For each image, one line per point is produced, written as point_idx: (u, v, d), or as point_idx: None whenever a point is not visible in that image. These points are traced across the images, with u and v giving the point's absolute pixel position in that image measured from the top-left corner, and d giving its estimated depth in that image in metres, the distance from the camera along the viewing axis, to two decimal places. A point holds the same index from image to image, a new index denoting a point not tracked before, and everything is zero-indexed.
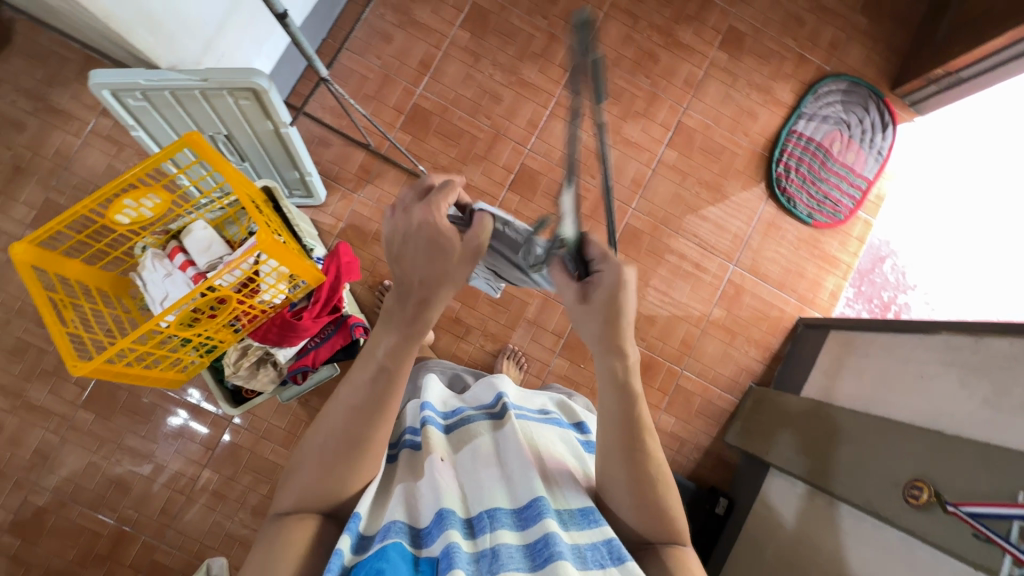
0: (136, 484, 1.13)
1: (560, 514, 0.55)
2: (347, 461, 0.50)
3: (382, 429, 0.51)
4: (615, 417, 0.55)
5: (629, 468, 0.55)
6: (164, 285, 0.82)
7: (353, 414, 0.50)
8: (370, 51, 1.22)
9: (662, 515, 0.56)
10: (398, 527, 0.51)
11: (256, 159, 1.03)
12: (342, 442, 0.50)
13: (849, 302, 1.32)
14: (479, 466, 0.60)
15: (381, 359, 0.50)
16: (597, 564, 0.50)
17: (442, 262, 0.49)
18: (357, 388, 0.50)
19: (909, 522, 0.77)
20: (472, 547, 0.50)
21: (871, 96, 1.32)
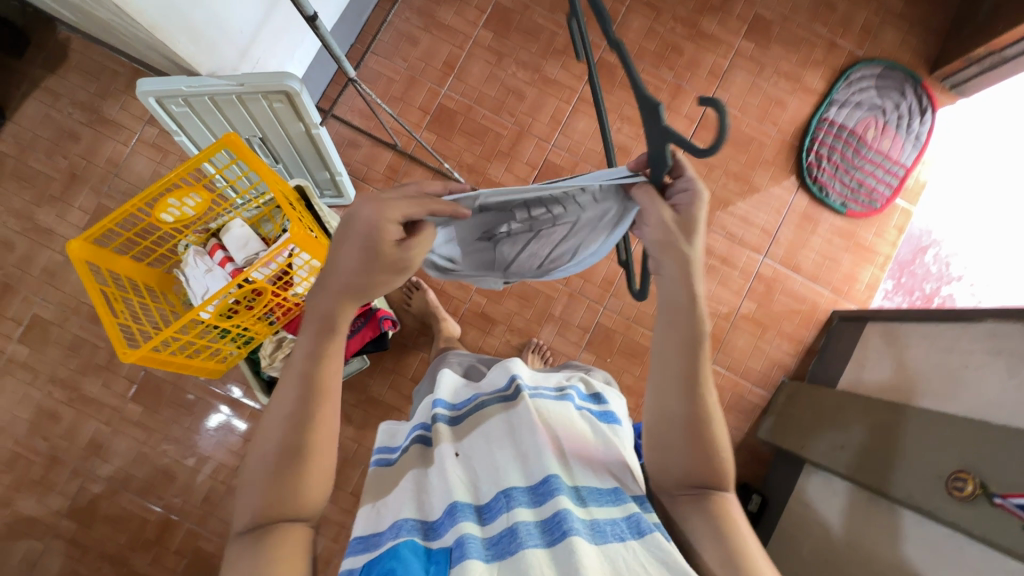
0: (181, 473, 1.19)
1: (579, 492, 0.56)
2: (295, 464, 0.51)
3: (319, 431, 0.52)
4: (676, 344, 0.55)
5: (686, 405, 0.54)
6: (204, 280, 0.87)
7: (288, 423, 0.51)
8: (397, 54, 1.25)
9: (712, 463, 0.55)
10: (410, 525, 0.53)
11: (289, 160, 1.08)
12: (283, 450, 0.51)
13: (888, 294, 1.27)
14: (493, 446, 0.60)
15: (301, 365, 0.52)
16: (617, 536, 0.51)
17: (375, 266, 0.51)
18: (285, 399, 0.52)
19: (953, 515, 0.74)
20: (486, 532, 0.51)
21: (907, 80, 1.28)
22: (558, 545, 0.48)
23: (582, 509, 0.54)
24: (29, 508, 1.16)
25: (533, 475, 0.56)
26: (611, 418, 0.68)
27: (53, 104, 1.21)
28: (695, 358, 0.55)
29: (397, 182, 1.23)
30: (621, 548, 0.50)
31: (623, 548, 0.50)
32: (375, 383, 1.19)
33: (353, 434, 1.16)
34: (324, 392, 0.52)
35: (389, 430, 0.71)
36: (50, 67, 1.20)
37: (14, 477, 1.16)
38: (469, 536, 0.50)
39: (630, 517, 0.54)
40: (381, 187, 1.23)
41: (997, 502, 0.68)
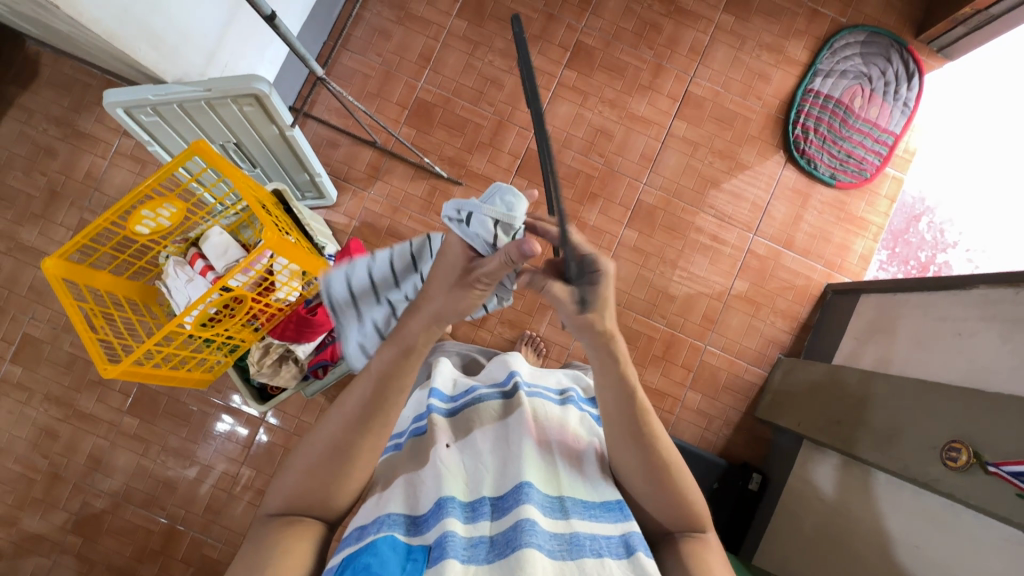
0: (182, 483, 1.19)
1: (562, 502, 0.55)
2: (337, 466, 0.52)
3: (370, 443, 0.53)
4: (619, 405, 0.56)
5: (642, 460, 0.56)
6: (186, 290, 0.86)
7: (347, 426, 0.53)
8: (371, 50, 1.23)
9: (680, 503, 0.57)
10: (393, 519, 0.51)
11: (267, 164, 1.07)
12: (333, 449, 0.52)
13: (882, 265, 1.26)
14: (483, 445, 0.59)
15: (376, 374, 0.53)
16: (592, 552, 0.51)
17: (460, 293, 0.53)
18: (353, 400, 0.53)
19: (947, 486, 0.73)
20: (471, 532, 0.50)
21: (892, 45, 1.25)
22: (524, 552, 0.47)
23: (561, 520, 0.53)
24: (34, 526, 1.16)
25: (504, 486, 0.55)
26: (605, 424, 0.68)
27: (27, 121, 1.19)
28: (636, 415, 0.56)
29: (380, 180, 1.22)
30: (593, 564, 0.49)
31: (598, 565, 0.50)
32: None
33: None
34: (384, 409, 0.53)
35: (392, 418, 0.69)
36: (21, 83, 1.19)
37: (17, 496, 1.17)
38: (453, 533, 0.49)
39: (619, 536, 0.53)
40: (363, 185, 1.22)
41: (990, 470, 0.68)
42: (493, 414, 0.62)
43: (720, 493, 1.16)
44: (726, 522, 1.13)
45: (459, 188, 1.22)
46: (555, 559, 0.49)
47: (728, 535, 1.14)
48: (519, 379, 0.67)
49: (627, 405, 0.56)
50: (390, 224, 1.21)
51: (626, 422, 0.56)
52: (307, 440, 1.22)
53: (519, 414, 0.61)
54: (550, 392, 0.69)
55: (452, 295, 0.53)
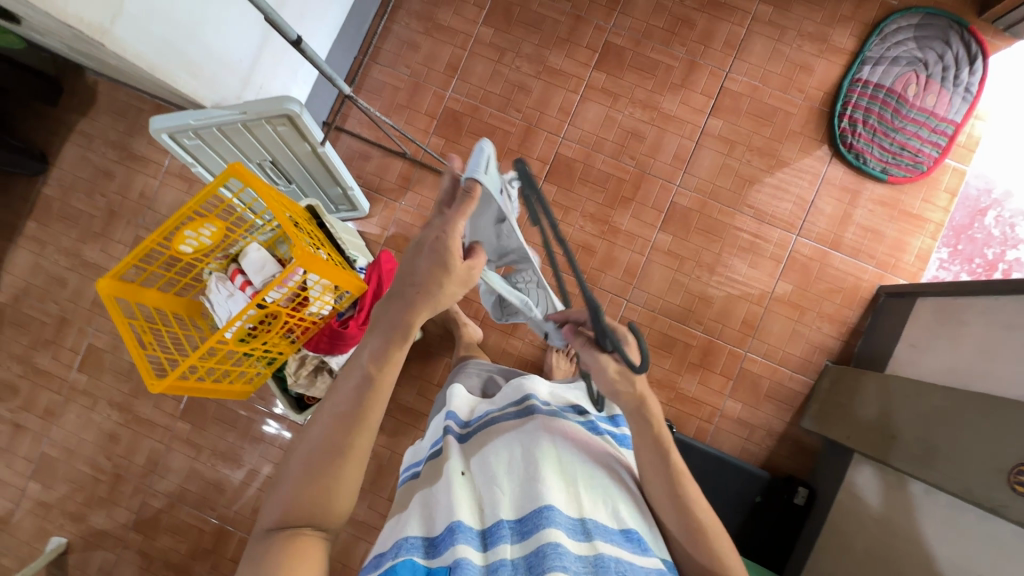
0: (231, 485, 1.25)
1: (584, 524, 0.53)
2: (330, 466, 0.51)
3: (361, 439, 0.52)
4: (656, 469, 0.57)
5: (680, 520, 0.56)
6: (227, 305, 0.90)
7: (336, 422, 0.52)
8: (400, 62, 1.25)
9: (713, 562, 0.55)
10: (411, 543, 0.51)
11: (302, 180, 1.10)
12: (325, 449, 0.51)
13: (943, 264, 1.17)
14: (496, 466, 0.58)
15: (365, 367, 0.52)
16: (618, 573, 0.49)
17: (440, 274, 0.52)
18: (342, 397, 0.52)
19: (1017, 513, 0.66)
20: (489, 559, 0.49)
21: (951, 26, 1.15)
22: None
23: (585, 542, 0.51)
24: (100, 522, 1.25)
25: (522, 509, 0.54)
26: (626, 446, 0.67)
27: (88, 145, 1.28)
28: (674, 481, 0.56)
29: (410, 191, 1.23)
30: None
31: None
32: (403, 392, 1.20)
33: (386, 442, 1.18)
34: (372, 406, 0.52)
35: (412, 451, 0.70)
36: (82, 111, 1.28)
37: (86, 494, 1.26)
38: (462, 560, 0.48)
39: (642, 566, 0.51)
40: (394, 197, 1.24)
41: None
42: (508, 437, 0.62)
43: (763, 505, 1.10)
44: (769, 536, 1.08)
45: None
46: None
47: (771, 550, 1.09)
48: (536, 403, 0.66)
49: (663, 464, 0.57)
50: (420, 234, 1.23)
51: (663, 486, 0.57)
52: None
53: (539, 437, 0.60)
54: (569, 413, 0.68)
55: (433, 269, 0.52)
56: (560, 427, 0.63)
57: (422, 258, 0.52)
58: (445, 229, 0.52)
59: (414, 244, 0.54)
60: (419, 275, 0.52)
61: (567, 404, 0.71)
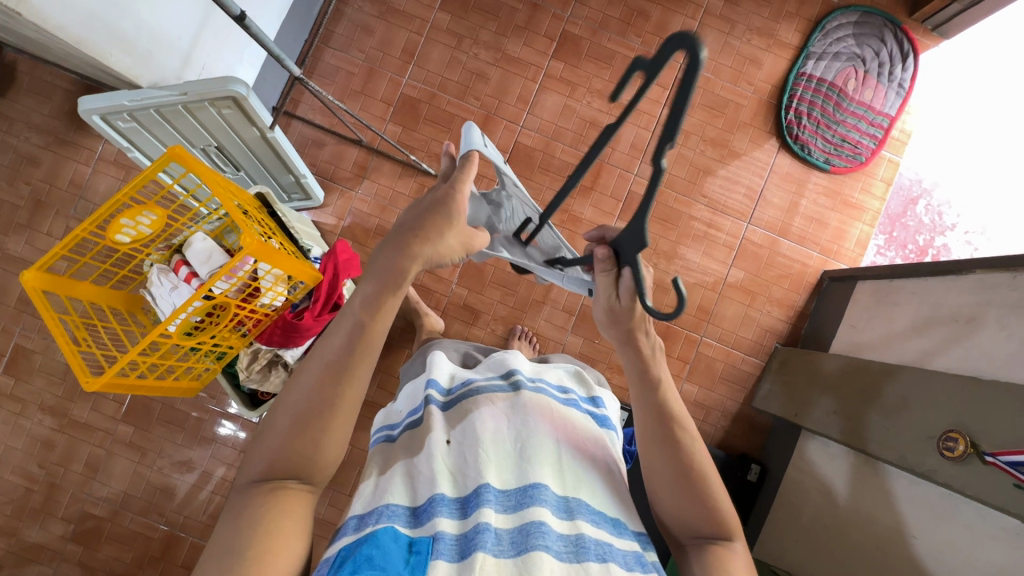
0: (181, 489, 1.19)
1: (568, 502, 0.52)
2: (317, 423, 0.48)
3: (352, 393, 0.49)
4: (650, 410, 0.57)
5: (670, 464, 0.55)
6: (171, 298, 0.86)
7: (322, 376, 0.48)
8: (354, 46, 1.21)
9: (708, 513, 0.54)
10: (393, 511, 0.50)
11: (252, 168, 1.05)
12: (312, 403, 0.48)
13: (880, 250, 1.24)
14: (483, 432, 0.56)
15: (358, 314, 0.49)
16: (598, 556, 0.48)
17: (442, 223, 0.52)
18: (332, 345, 0.49)
19: (944, 476, 0.71)
20: (461, 528, 0.48)
21: (886, 25, 1.22)
22: (532, 554, 0.46)
23: (568, 521, 0.50)
24: (33, 536, 1.17)
25: (512, 480, 0.53)
26: (608, 427, 0.65)
27: (8, 129, 1.18)
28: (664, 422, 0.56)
29: (367, 179, 1.20)
30: (598, 569, 0.47)
31: (603, 570, 0.47)
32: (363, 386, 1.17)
33: None
34: (369, 352, 0.50)
35: (385, 414, 0.68)
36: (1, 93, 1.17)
37: (16, 506, 1.17)
38: (445, 533, 0.47)
39: (620, 549, 0.51)
40: (350, 185, 1.20)
41: (988, 460, 0.65)
42: (496, 407, 0.59)
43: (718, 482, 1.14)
44: None
45: None
46: (564, 562, 0.47)
47: None
48: (523, 376, 0.64)
49: (659, 413, 0.56)
50: (378, 223, 1.20)
51: (653, 428, 0.56)
52: None
53: (531, 412, 0.58)
54: (553, 389, 0.65)
55: (434, 218, 0.52)
56: (549, 403, 0.61)
57: (422, 205, 0.54)
58: (452, 187, 0.54)
59: (416, 206, 0.54)
60: (422, 224, 0.52)
61: (551, 381, 0.68)
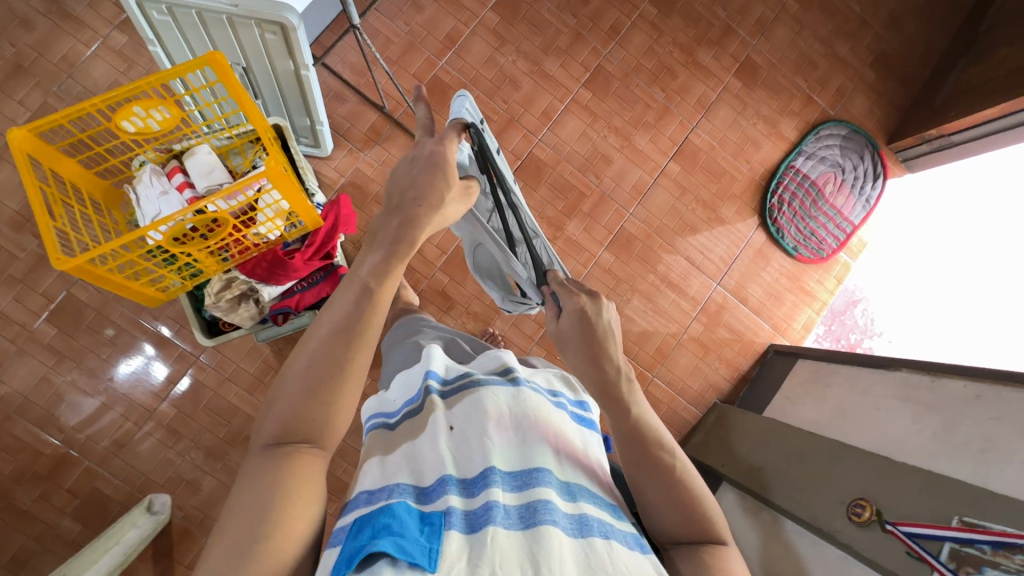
0: (90, 407, 1.09)
1: (569, 487, 0.55)
2: (331, 380, 0.47)
3: (363, 354, 0.49)
4: (620, 430, 0.60)
5: (654, 474, 0.58)
6: (157, 202, 0.82)
7: (334, 335, 0.48)
8: (400, 17, 1.22)
9: (693, 518, 0.58)
10: (403, 489, 0.51)
11: (271, 97, 1.02)
12: (322, 363, 0.47)
13: (818, 337, 1.37)
14: (485, 420, 0.58)
15: (365, 278, 0.50)
16: (601, 533, 0.51)
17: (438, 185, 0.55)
18: (340, 309, 0.49)
19: (848, 537, 0.79)
20: (471, 504, 0.50)
21: (867, 146, 1.39)
22: (540, 527, 0.47)
23: (570, 502, 0.53)
24: None
25: (516, 463, 0.55)
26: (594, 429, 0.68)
27: None
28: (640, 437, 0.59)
29: (378, 145, 1.20)
30: (602, 543, 0.50)
31: (607, 545, 0.50)
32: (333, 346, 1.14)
33: None
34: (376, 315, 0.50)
35: (376, 401, 0.68)
36: None
37: None
38: (454, 508, 0.49)
39: (621, 530, 0.54)
40: (360, 146, 1.19)
41: (888, 528, 0.73)
42: (495, 397, 0.60)
43: None
44: None
45: None
46: (571, 536, 0.49)
47: None
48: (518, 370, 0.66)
49: (636, 423, 0.60)
50: (378, 190, 1.19)
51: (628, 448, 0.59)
52: (239, 389, 1.15)
53: (530, 409, 0.60)
54: (545, 391, 0.67)
55: (432, 184, 0.55)
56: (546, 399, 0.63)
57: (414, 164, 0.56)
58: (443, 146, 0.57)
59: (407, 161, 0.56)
60: (423, 194, 0.55)
61: (543, 382, 0.69)
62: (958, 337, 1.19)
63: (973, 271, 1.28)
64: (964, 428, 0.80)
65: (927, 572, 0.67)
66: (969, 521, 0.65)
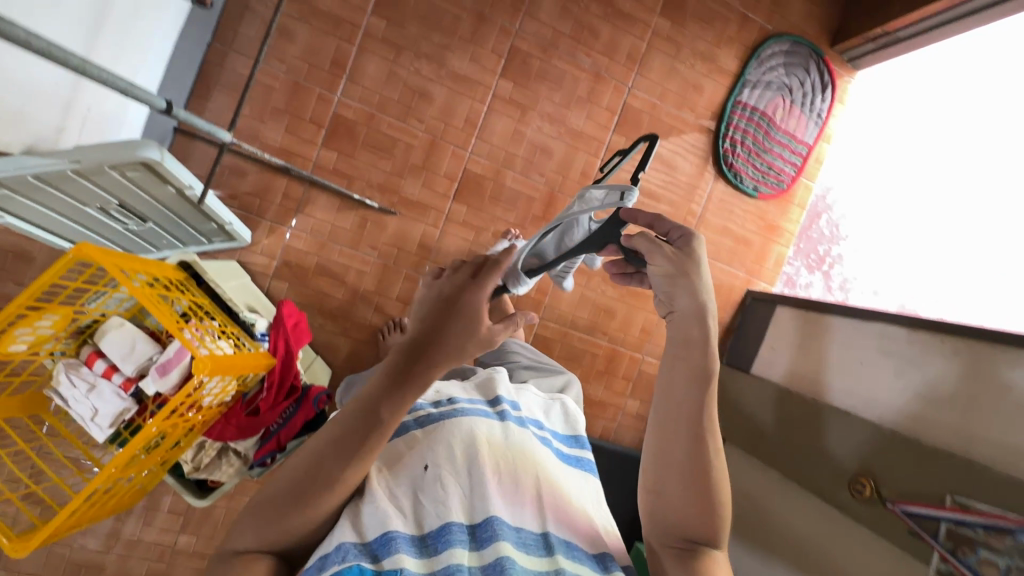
0: (110, 561, 1.08)
1: (546, 538, 0.61)
2: (316, 488, 0.52)
3: (355, 469, 0.53)
4: (694, 394, 0.60)
5: (691, 457, 0.59)
6: (88, 401, 0.74)
7: (336, 444, 0.52)
8: (272, 55, 1.03)
9: (707, 515, 0.59)
10: (353, 550, 0.52)
11: (161, 217, 0.87)
12: (317, 474, 0.52)
13: (790, 260, 1.38)
14: (459, 462, 0.63)
15: (381, 412, 0.53)
16: None
17: (467, 340, 0.57)
18: (352, 419, 0.53)
19: (854, 511, 0.88)
20: (428, 567, 0.53)
21: (811, 56, 1.29)
22: None
23: (547, 558, 0.58)
24: None
25: (477, 514, 0.59)
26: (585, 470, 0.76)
27: None
28: (702, 405, 0.60)
29: (300, 212, 1.07)
30: None
31: None
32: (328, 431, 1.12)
33: None
34: (374, 435, 0.53)
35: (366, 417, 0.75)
36: None
37: None
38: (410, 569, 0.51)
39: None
40: (280, 219, 1.07)
41: (890, 507, 0.82)
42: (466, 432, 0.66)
43: None
44: None
45: (393, 217, 1.12)
46: None
47: None
48: (507, 412, 0.74)
49: (697, 394, 0.60)
50: (317, 261, 1.09)
51: (690, 410, 0.60)
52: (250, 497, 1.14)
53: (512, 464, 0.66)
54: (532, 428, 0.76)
55: (459, 335, 0.57)
56: (527, 440, 0.71)
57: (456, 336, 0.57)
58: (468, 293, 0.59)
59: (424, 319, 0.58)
60: (438, 349, 0.56)
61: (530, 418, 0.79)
62: (914, 257, 1.27)
63: (942, 175, 1.29)
64: (942, 382, 0.84)
65: (927, 549, 0.77)
66: (961, 501, 0.75)
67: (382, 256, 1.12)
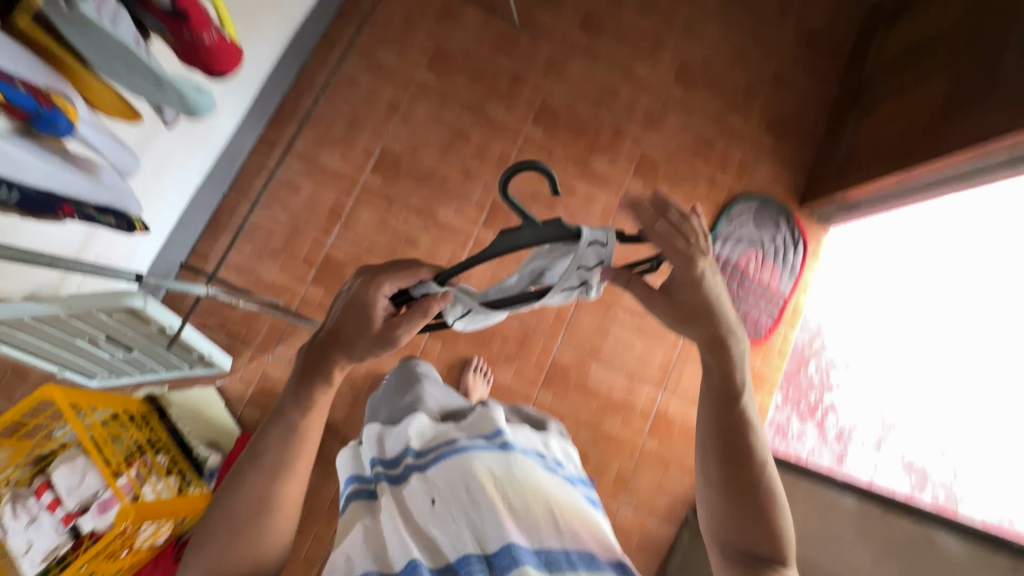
0: None
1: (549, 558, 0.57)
2: (264, 500, 0.54)
3: (295, 469, 0.55)
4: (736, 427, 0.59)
5: (739, 478, 0.59)
6: (26, 535, 0.73)
7: (270, 451, 0.54)
8: (278, 204, 1.17)
9: (772, 533, 0.58)
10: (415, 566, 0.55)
11: (147, 349, 0.93)
12: (257, 488, 0.54)
13: (779, 407, 1.34)
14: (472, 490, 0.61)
15: (296, 414, 0.54)
16: None
17: (366, 328, 0.52)
18: (275, 427, 0.55)
19: None
20: None
21: (781, 214, 1.37)
22: None
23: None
24: None
25: (494, 544, 0.57)
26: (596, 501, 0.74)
27: None
28: (741, 448, 0.59)
29: (281, 343, 1.13)
30: None
31: None
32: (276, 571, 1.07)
33: None
34: (301, 434, 0.55)
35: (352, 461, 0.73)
36: None
37: None
38: None
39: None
40: (262, 349, 1.13)
41: None
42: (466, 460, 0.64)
43: None
44: None
45: None
46: None
47: None
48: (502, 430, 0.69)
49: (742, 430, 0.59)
50: None
51: (740, 438, 0.59)
52: None
53: (515, 474, 0.64)
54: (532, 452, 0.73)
55: (358, 319, 0.52)
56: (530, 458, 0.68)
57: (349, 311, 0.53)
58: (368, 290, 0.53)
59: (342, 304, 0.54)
60: (340, 325, 0.53)
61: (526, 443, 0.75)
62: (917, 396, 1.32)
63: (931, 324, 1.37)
64: None
65: None
66: None
67: (354, 388, 1.16)
